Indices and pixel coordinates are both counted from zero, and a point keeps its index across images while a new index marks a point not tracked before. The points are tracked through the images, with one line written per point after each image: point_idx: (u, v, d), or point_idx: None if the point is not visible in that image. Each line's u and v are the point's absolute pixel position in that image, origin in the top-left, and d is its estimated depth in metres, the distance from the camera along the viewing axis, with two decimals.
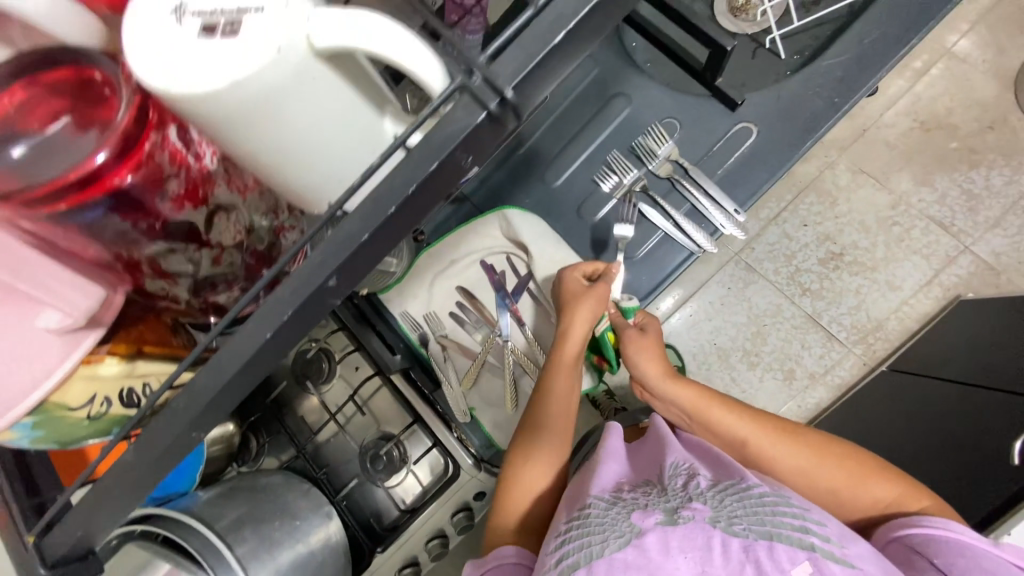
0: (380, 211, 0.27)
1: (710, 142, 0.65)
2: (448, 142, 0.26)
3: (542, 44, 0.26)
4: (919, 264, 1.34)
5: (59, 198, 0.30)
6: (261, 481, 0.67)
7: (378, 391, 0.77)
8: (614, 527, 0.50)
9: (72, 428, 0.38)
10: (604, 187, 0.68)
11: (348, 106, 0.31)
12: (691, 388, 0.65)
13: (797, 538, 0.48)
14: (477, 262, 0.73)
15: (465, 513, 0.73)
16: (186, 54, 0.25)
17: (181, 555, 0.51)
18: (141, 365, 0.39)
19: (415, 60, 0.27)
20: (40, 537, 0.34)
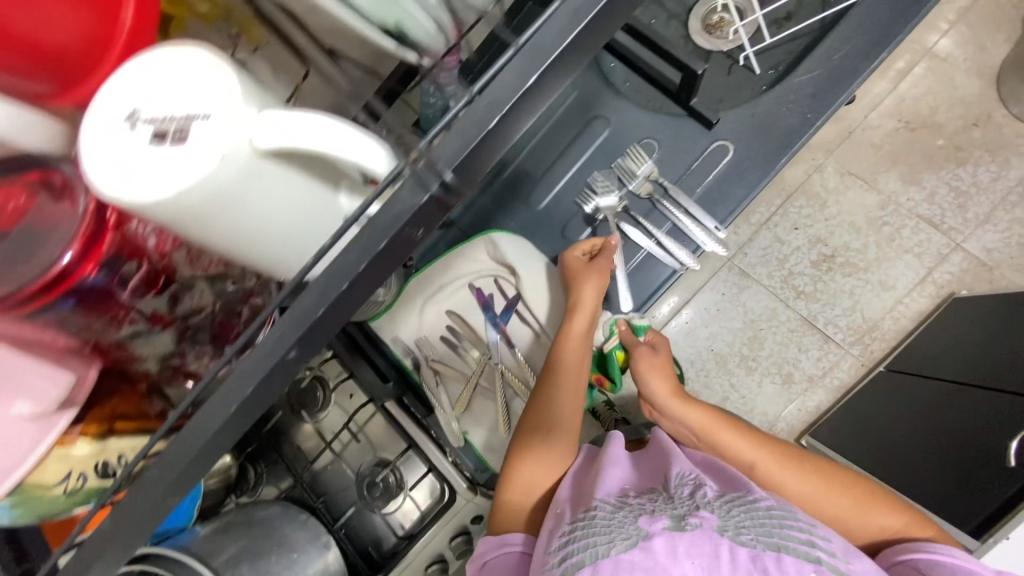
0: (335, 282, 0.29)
1: (689, 160, 0.66)
2: (394, 223, 0.29)
3: (478, 128, 0.28)
4: (912, 263, 1.34)
5: (27, 302, 0.32)
6: (258, 513, 0.67)
7: (372, 417, 0.76)
8: (620, 529, 0.50)
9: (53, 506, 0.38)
10: (587, 208, 0.69)
11: (301, 188, 0.33)
12: (700, 409, 0.65)
13: (804, 552, 0.49)
14: (466, 285, 0.74)
15: (464, 537, 0.73)
16: (141, 162, 0.27)
17: None
18: (113, 442, 0.39)
19: (361, 153, 0.30)
20: None
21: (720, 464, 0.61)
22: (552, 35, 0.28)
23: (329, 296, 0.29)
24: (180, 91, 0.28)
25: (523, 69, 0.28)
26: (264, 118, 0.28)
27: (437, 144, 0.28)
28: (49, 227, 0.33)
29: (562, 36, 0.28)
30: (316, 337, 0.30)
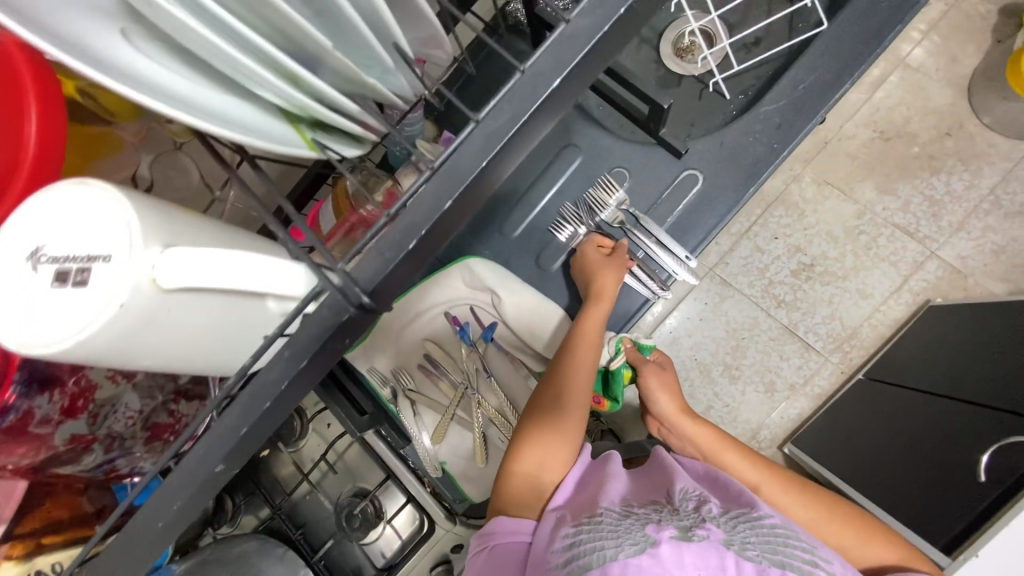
0: (272, 391, 0.36)
1: (660, 189, 0.67)
2: (322, 333, 0.36)
3: (396, 250, 0.36)
4: (888, 271, 1.37)
5: None
6: (233, 548, 0.66)
7: (351, 445, 0.76)
8: (629, 535, 0.51)
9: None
10: (560, 237, 0.70)
11: (224, 303, 0.41)
12: (708, 428, 0.70)
13: (807, 570, 0.51)
14: (442, 313, 0.75)
15: (444, 566, 0.72)
16: (50, 305, 0.34)
17: None
18: (40, 558, 0.55)
19: (269, 281, 0.37)
20: None
21: (720, 474, 0.64)
22: (467, 162, 0.35)
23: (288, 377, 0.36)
24: (82, 236, 0.35)
25: (440, 193, 0.35)
26: (167, 256, 0.34)
27: (361, 265, 0.36)
28: None
29: (475, 162, 0.35)
30: (275, 409, 0.38)
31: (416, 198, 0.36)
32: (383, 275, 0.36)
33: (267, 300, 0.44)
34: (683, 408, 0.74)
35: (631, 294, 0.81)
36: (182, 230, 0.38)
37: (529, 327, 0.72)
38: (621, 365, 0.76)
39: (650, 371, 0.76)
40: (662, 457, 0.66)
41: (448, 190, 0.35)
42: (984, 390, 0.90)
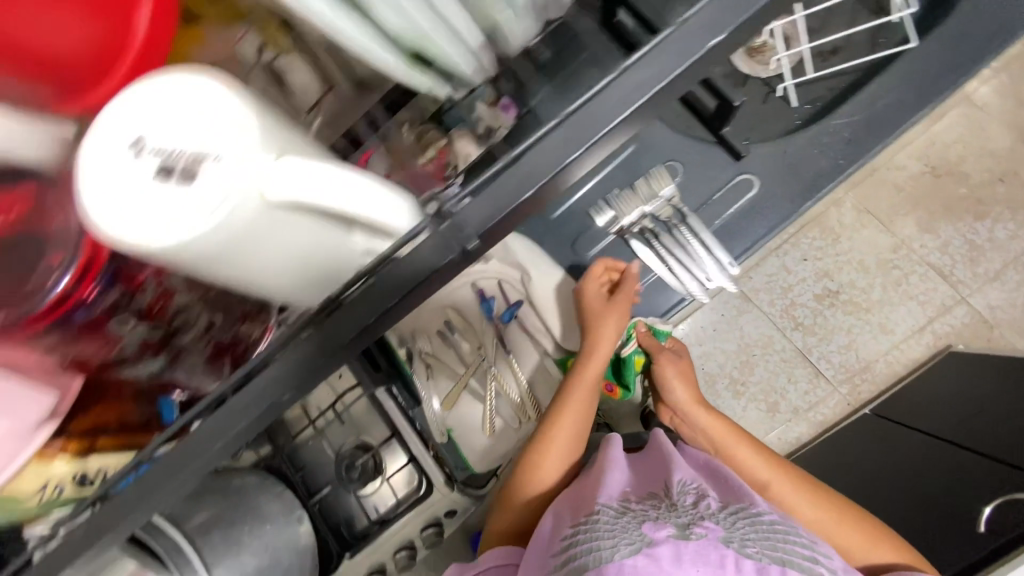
0: (339, 340, 0.37)
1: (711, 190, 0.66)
2: (415, 275, 0.37)
3: (511, 199, 0.36)
4: (913, 309, 1.34)
5: (40, 319, 0.40)
6: (233, 482, 0.66)
7: (360, 399, 0.76)
8: (624, 534, 0.55)
9: (28, 506, 0.41)
10: (598, 221, 0.66)
11: (319, 236, 0.36)
12: (721, 421, 0.72)
13: (805, 565, 0.54)
14: (468, 283, 0.72)
15: (434, 528, 0.74)
16: (145, 200, 0.29)
17: (150, 557, 0.54)
18: (92, 461, 0.43)
19: (382, 212, 0.34)
20: None
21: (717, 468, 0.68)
22: (518, 183, 0.36)
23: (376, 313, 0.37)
24: (189, 125, 0.30)
25: (521, 184, 0.36)
26: (282, 165, 0.30)
27: (469, 211, 0.36)
28: (37, 239, 0.38)
29: (551, 162, 0.35)
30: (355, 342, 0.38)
31: (509, 168, 0.36)
32: (490, 221, 0.36)
33: (353, 234, 0.37)
34: (698, 398, 0.75)
35: (659, 291, 0.81)
36: (288, 138, 0.33)
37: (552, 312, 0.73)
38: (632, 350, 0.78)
39: (664, 359, 0.77)
40: (662, 450, 0.69)
41: (475, 218, 0.36)
42: (994, 441, 0.89)
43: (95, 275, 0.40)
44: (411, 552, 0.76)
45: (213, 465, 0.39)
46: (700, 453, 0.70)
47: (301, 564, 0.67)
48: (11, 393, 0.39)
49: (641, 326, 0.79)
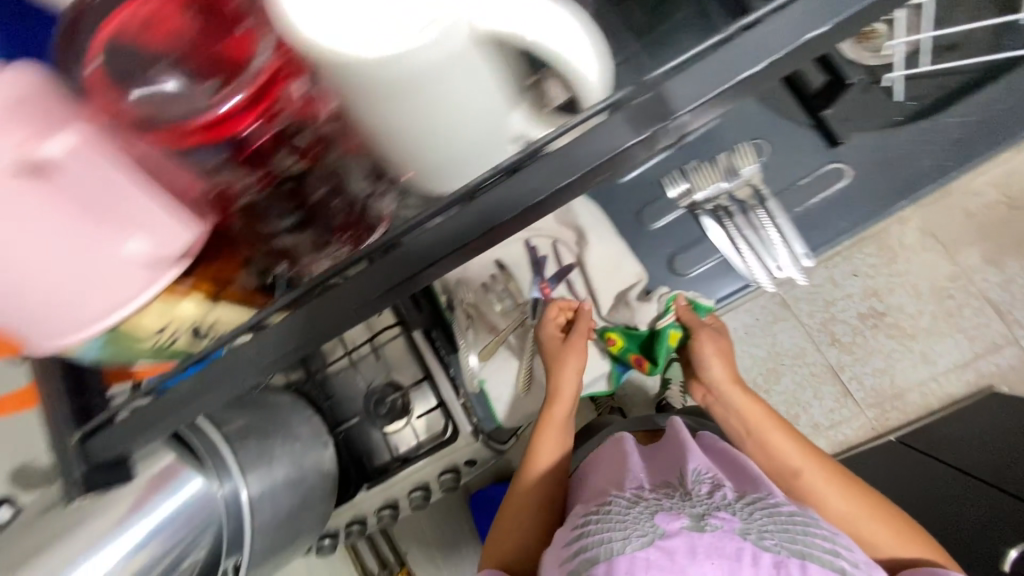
0: (489, 219, 0.35)
1: (797, 175, 0.64)
2: (593, 157, 0.33)
3: (715, 83, 0.32)
4: (960, 343, 1.28)
5: (183, 136, 0.33)
6: (270, 399, 0.69)
7: (395, 339, 0.76)
8: (637, 526, 0.55)
9: (139, 348, 0.39)
10: (669, 192, 0.62)
11: (495, 104, 0.32)
12: (760, 405, 0.72)
13: (827, 559, 0.53)
14: (523, 240, 0.72)
15: (452, 475, 0.75)
16: (353, 10, 0.28)
17: (187, 451, 0.55)
18: (218, 308, 0.40)
19: (581, 60, 0.31)
20: (83, 443, 0.45)
21: (731, 452, 0.70)
22: (543, 179, 0.34)
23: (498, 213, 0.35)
24: None
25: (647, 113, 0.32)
26: None
27: (672, 84, 0.32)
28: (211, 58, 0.33)
29: (779, 45, 0.31)
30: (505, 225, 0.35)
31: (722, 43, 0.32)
32: (697, 101, 0.32)
33: (512, 113, 0.34)
34: (736, 378, 0.74)
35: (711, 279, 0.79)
36: None
37: (605, 280, 0.73)
38: (668, 326, 0.67)
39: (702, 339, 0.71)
40: (678, 443, 0.71)
41: (474, 228, 0.35)
42: None
43: (267, 106, 0.34)
44: (427, 493, 0.78)
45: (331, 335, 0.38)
46: (718, 443, 0.72)
47: (322, 486, 0.69)
48: (151, 207, 0.33)
49: (681, 300, 0.69)
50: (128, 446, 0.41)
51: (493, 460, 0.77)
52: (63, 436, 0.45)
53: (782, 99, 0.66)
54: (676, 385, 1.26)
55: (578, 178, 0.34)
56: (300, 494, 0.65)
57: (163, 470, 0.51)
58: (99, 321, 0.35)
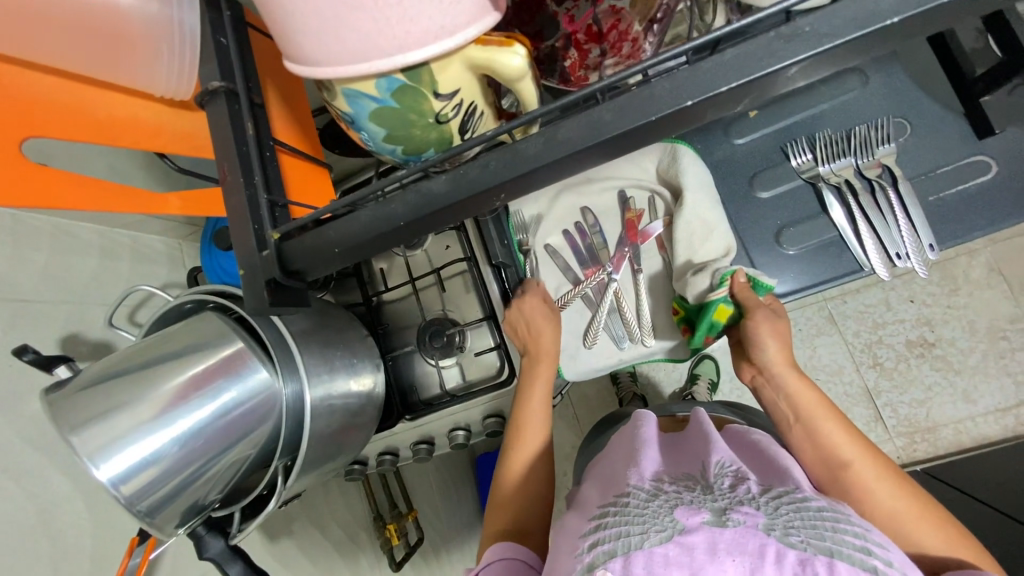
0: (703, 85, 0.30)
1: (940, 161, 0.59)
2: None
3: None
4: (1007, 387, 1.21)
5: None
6: (331, 308, 0.66)
7: (459, 274, 0.73)
8: (654, 520, 0.42)
9: (425, 109, 0.37)
10: (793, 162, 0.63)
11: None
12: (813, 389, 0.59)
13: (862, 561, 0.38)
14: (617, 189, 0.69)
15: (497, 420, 0.73)
16: None
17: (255, 343, 0.55)
18: (521, 85, 0.36)
19: None
20: (281, 240, 0.40)
21: (765, 448, 0.55)
22: (667, 94, 0.31)
23: (907, 10, 0.27)
24: None
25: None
26: None
27: None
28: None
29: None
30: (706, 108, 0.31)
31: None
32: None
33: None
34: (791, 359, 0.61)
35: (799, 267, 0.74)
36: None
37: (689, 244, 0.64)
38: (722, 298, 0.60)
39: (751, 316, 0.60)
40: (701, 431, 0.56)
41: (553, 151, 0.33)
42: None
43: None
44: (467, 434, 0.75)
45: (482, 205, 0.37)
46: (750, 434, 0.59)
47: (370, 411, 0.66)
48: None
49: (740, 276, 0.62)
50: (328, 266, 0.40)
51: None
52: (246, 208, 0.40)
53: (927, 79, 0.61)
54: (704, 381, 1.22)
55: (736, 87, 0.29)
56: (351, 414, 0.62)
57: (231, 355, 0.52)
58: (409, 52, 0.32)
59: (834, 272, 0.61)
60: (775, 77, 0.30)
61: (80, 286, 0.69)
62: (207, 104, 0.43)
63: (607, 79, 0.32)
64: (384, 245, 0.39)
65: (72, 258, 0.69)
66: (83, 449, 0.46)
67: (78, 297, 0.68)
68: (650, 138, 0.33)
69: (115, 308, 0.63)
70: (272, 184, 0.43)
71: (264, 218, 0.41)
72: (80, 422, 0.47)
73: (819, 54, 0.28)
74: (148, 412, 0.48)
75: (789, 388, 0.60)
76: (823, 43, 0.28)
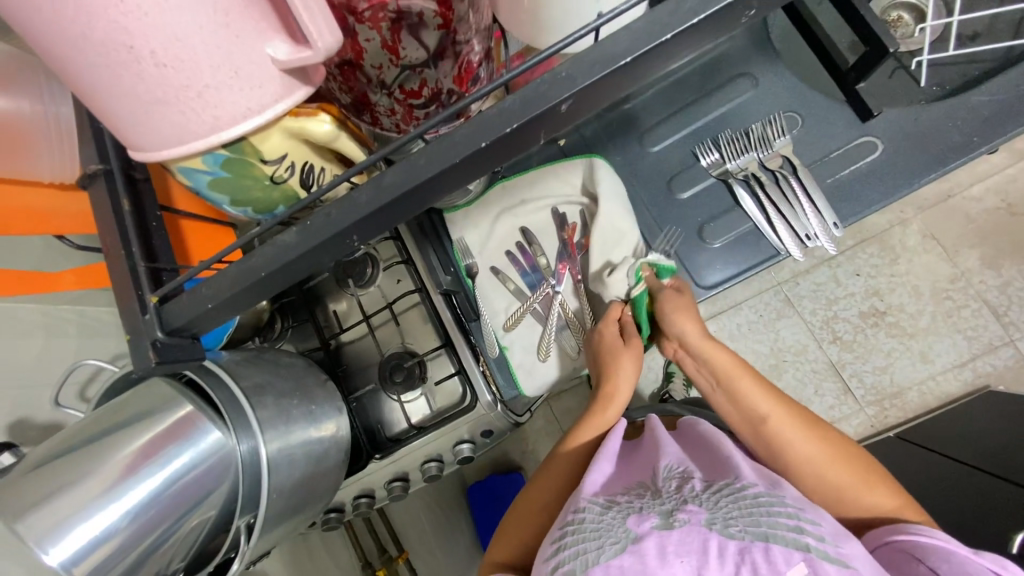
0: (547, 100, 0.30)
1: (831, 147, 0.65)
2: None
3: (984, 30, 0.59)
4: (959, 343, 1.28)
5: None
6: (284, 358, 0.67)
7: (414, 307, 0.74)
8: (609, 533, 0.49)
9: (256, 175, 0.42)
10: (703, 162, 0.68)
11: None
12: (729, 354, 0.63)
13: (793, 540, 0.46)
14: (550, 207, 0.73)
15: (469, 445, 0.73)
16: None
17: (207, 405, 0.53)
18: (340, 140, 0.42)
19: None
20: (160, 303, 0.42)
21: (712, 436, 0.61)
22: (462, 138, 0.32)
23: (637, 49, 0.29)
24: None
25: (692, 4, 0.29)
26: None
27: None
28: None
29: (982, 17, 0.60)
30: (563, 118, 0.33)
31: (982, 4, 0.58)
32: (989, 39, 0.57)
33: None
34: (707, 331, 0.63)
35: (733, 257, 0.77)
36: None
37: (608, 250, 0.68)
38: (641, 295, 0.65)
39: (669, 296, 0.64)
40: (651, 439, 0.62)
41: (381, 196, 0.34)
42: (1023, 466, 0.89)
43: None
44: (440, 465, 0.75)
45: (342, 244, 0.36)
46: (699, 423, 0.65)
47: (336, 455, 0.66)
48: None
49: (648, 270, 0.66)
50: (210, 321, 0.41)
51: (510, 432, 0.75)
52: (127, 277, 0.43)
53: (811, 76, 0.68)
54: (679, 378, 1.25)
55: (590, 103, 0.32)
56: (316, 460, 0.62)
57: (178, 422, 0.51)
58: (222, 131, 0.36)
59: (754, 259, 0.66)
60: (551, 116, 0.32)
61: (23, 370, 0.67)
62: (87, 186, 0.46)
63: (449, 108, 0.32)
64: (250, 299, 0.39)
65: (16, 342, 0.67)
66: (28, 535, 0.45)
67: (22, 381, 0.67)
68: (519, 148, 0.34)
69: (60, 387, 0.62)
70: (159, 252, 0.45)
71: (147, 284, 0.43)
72: (24, 509, 0.46)
73: (580, 91, 0.30)
74: (93, 490, 0.47)
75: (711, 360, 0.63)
76: (575, 84, 0.30)
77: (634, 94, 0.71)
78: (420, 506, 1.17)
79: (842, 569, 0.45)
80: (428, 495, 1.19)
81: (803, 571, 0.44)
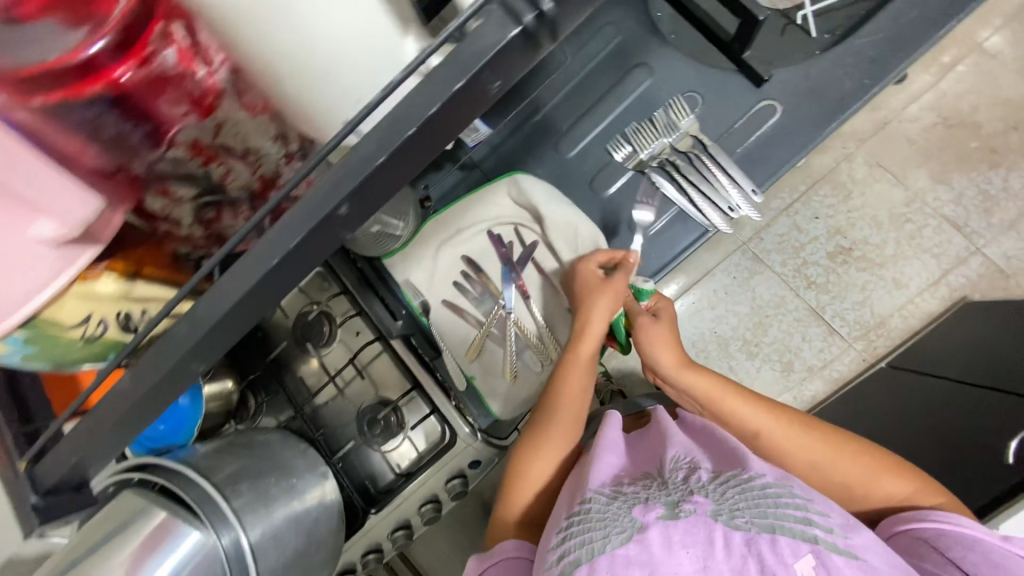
0: (369, 161, 0.30)
1: (734, 117, 0.67)
2: None
3: None
4: (928, 262, 1.29)
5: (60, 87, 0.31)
6: (257, 438, 0.67)
7: (377, 356, 0.74)
8: (616, 522, 0.49)
9: (70, 340, 0.42)
10: (616, 157, 0.69)
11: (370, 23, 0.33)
12: (705, 378, 0.65)
13: (800, 531, 0.48)
14: (484, 232, 0.73)
15: (461, 480, 0.73)
16: None
17: (180, 507, 0.53)
18: (138, 286, 0.42)
19: None
20: (32, 467, 0.43)
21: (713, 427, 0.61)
22: (299, 221, 0.32)
23: (388, 146, 0.30)
24: None
25: (450, 74, 0.29)
26: None
27: None
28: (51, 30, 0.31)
29: None
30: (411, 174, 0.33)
31: None
32: None
33: None
34: (682, 361, 0.65)
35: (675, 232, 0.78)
36: None
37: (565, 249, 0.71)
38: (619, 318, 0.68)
39: (644, 324, 0.66)
40: (657, 430, 0.62)
41: (226, 299, 0.33)
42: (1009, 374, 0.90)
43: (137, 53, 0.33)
44: (437, 505, 0.75)
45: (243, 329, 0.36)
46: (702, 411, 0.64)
47: (327, 519, 0.66)
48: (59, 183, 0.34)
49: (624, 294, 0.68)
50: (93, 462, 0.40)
51: (499, 458, 0.75)
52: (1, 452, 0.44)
53: (704, 53, 0.69)
54: None
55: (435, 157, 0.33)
56: (305, 530, 0.63)
57: (154, 530, 0.50)
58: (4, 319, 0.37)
59: (671, 254, 0.69)
60: (336, 218, 0.32)
61: None
62: None
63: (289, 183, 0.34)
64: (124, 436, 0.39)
65: None
66: None
67: None
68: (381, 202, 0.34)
69: None
70: (35, 411, 0.47)
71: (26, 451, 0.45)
72: None
73: (369, 176, 0.31)
74: None
75: (689, 387, 0.65)
76: (359, 172, 0.31)
77: (540, 104, 0.73)
78: (440, 536, 1.19)
79: (850, 561, 0.47)
80: (446, 524, 1.19)
81: (811, 563, 0.46)
